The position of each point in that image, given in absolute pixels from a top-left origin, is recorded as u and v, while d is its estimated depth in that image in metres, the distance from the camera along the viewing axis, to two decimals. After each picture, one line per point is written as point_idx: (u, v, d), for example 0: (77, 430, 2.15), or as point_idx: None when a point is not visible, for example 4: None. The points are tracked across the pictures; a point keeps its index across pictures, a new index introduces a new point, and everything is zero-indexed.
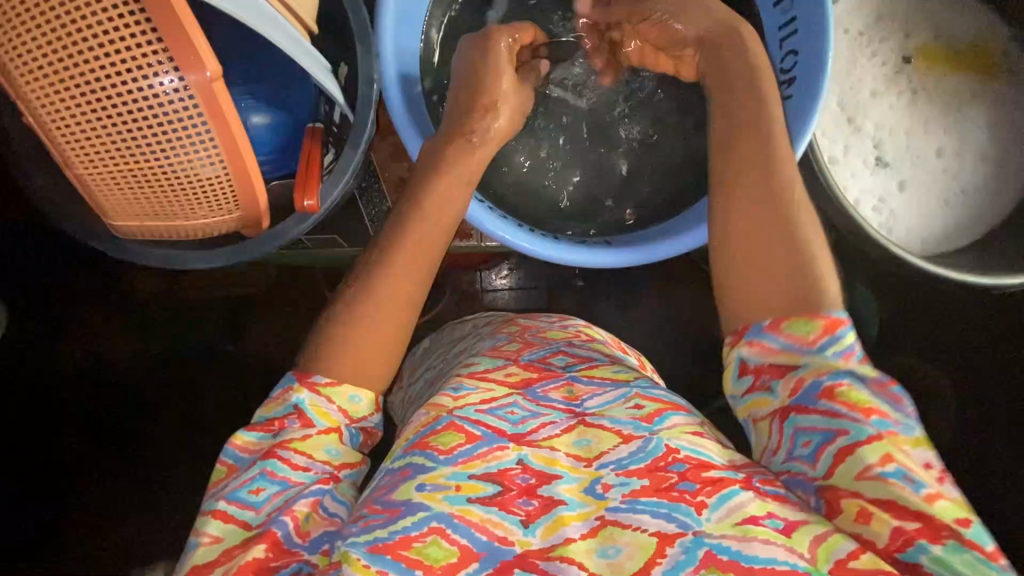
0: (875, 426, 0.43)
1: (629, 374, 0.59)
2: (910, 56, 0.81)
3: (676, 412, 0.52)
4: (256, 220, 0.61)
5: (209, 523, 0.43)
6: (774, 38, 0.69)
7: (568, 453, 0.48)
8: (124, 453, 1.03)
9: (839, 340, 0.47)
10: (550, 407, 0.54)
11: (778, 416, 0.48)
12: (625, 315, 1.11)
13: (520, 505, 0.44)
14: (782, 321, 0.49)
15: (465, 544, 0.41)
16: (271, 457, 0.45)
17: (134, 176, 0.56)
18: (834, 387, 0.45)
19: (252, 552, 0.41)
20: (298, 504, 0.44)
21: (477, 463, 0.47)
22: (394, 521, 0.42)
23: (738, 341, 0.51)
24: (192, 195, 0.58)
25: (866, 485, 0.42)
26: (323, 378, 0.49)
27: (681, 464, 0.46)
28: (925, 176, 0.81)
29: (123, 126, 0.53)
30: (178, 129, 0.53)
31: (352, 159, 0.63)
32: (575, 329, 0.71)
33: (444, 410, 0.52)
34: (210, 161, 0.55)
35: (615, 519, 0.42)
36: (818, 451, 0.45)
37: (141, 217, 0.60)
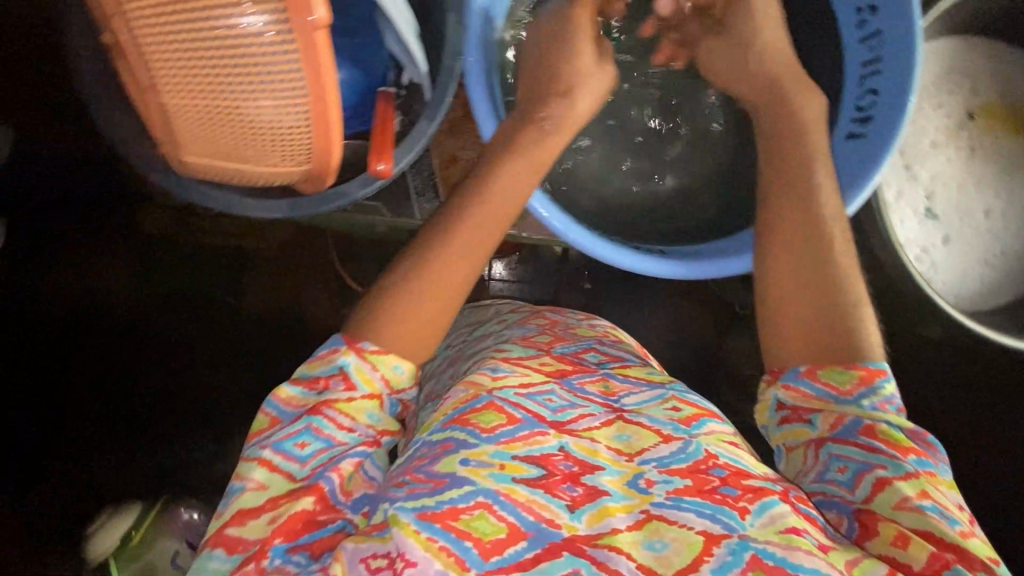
0: (912, 465, 0.46)
1: (662, 378, 0.60)
2: (973, 114, 0.84)
3: (712, 419, 0.53)
4: (325, 175, 0.60)
5: (254, 470, 0.42)
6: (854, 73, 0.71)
7: (609, 446, 0.48)
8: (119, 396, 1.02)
9: (877, 390, 0.48)
10: (587, 399, 0.54)
11: (814, 445, 0.50)
12: (632, 321, 1.13)
13: (565, 491, 0.44)
14: (817, 368, 0.51)
15: (512, 522, 0.41)
16: (317, 414, 0.44)
17: (215, 115, 0.53)
18: (873, 425, 0.47)
19: (301, 503, 0.41)
20: (344, 462, 0.44)
21: (519, 445, 0.46)
22: (439, 492, 0.42)
23: (773, 381, 0.54)
24: (271, 141, 0.56)
25: (903, 514, 0.44)
26: (370, 345, 0.47)
27: (721, 469, 0.46)
28: (971, 235, 0.84)
29: (213, 63, 0.50)
30: (270, 74, 0.50)
31: (426, 131, 0.61)
32: (602, 330, 0.70)
33: (484, 389, 0.52)
34: (298, 111, 0.53)
35: (661, 515, 0.42)
36: (856, 478, 0.47)
37: (212, 155, 0.58)
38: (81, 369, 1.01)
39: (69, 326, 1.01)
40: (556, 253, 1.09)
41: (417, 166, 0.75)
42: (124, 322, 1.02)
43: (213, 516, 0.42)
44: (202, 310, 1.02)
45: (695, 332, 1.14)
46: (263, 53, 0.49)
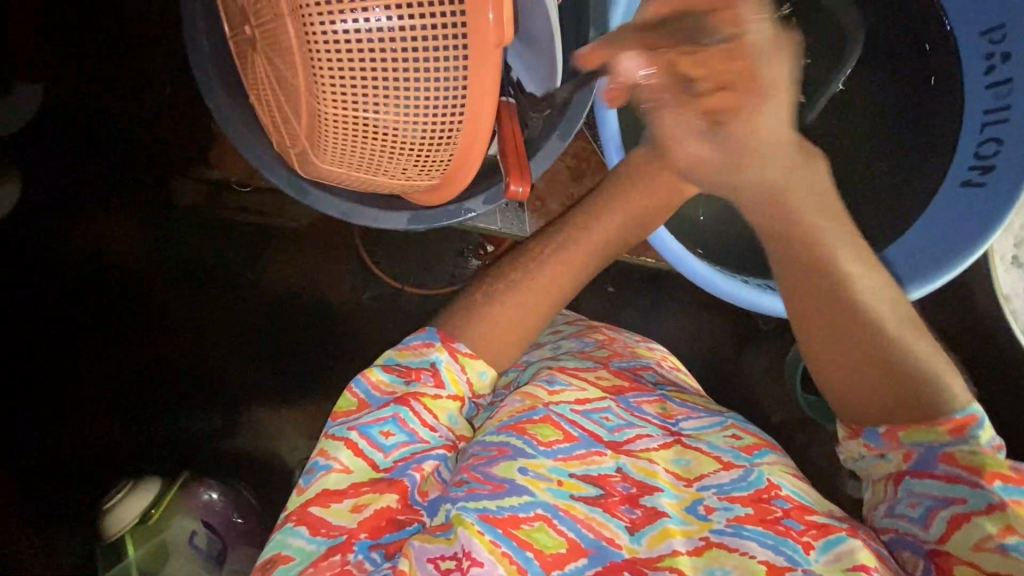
0: (997, 494, 0.44)
1: (720, 407, 0.58)
2: None
3: (772, 450, 0.52)
4: (453, 191, 0.60)
5: (341, 450, 0.44)
6: (973, 119, 0.68)
7: (667, 469, 0.48)
8: (122, 364, 0.97)
9: (969, 439, 0.45)
10: (644, 419, 0.53)
11: (893, 480, 0.49)
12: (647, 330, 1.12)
13: (624, 512, 0.44)
14: (897, 429, 0.48)
15: (573, 538, 0.41)
16: (405, 405, 0.45)
17: (365, 121, 0.52)
18: (953, 455, 0.46)
19: (385, 499, 0.43)
20: (427, 463, 0.45)
21: (576, 463, 0.47)
22: (500, 497, 0.42)
23: (849, 434, 0.51)
24: (414, 153, 0.55)
25: (983, 556, 0.43)
26: (464, 347, 0.49)
27: (784, 501, 0.45)
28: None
29: (379, 69, 0.50)
30: (431, 81, 0.50)
31: (557, 149, 0.64)
32: (660, 353, 0.69)
33: (540, 401, 0.51)
34: (451, 124, 0.53)
35: (721, 542, 0.42)
36: (929, 514, 0.46)
37: (350, 166, 0.56)
38: (101, 330, 0.96)
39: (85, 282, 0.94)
40: None
41: None
42: (132, 290, 0.96)
43: (297, 491, 0.43)
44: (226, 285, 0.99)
45: (710, 344, 1.12)
46: (431, 60, 0.50)
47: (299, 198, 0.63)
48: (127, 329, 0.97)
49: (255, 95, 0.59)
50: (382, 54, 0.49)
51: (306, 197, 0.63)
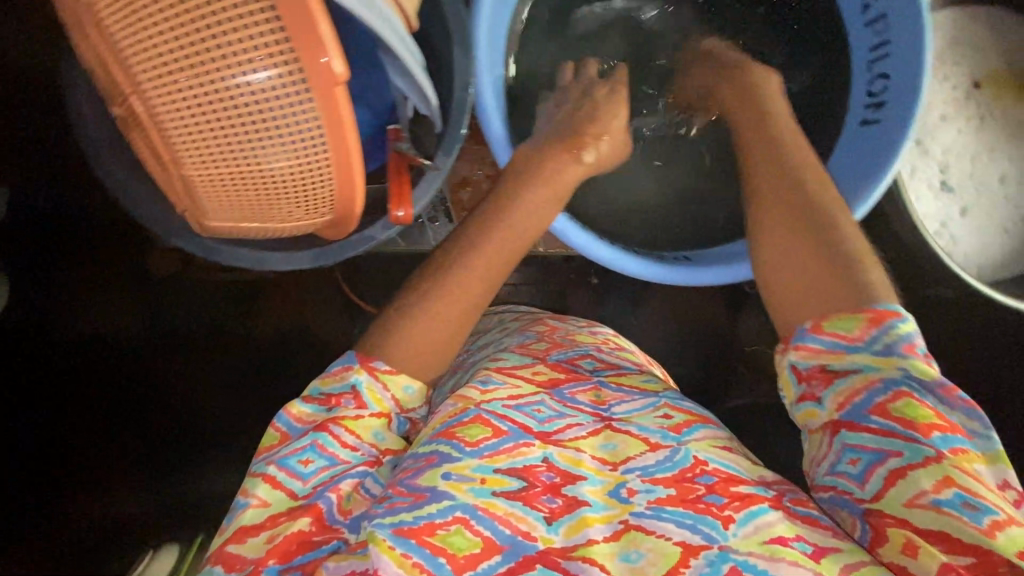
0: (934, 447, 0.42)
1: (658, 385, 0.58)
2: (980, 82, 0.79)
3: (704, 425, 0.51)
4: (348, 224, 0.60)
5: (258, 486, 0.45)
6: (863, 57, 0.71)
7: (594, 456, 0.48)
8: (119, 425, 0.99)
9: (890, 330, 0.45)
10: (576, 409, 0.53)
11: (830, 430, 0.47)
12: (633, 318, 1.12)
13: (544, 502, 0.44)
14: (821, 321, 0.47)
15: (489, 536, 0.42)
16: (324, 431, 0.47)
17: (244, 175, 0.54)
18: (886, 402, 0.44)
19: (298, 524, 0.44)
20: (344, 483, 0.47)
21: (502, 458, 0.47)
22: (419, 507, 0.43)
23: (784, 347, 0.50)
24: (297, 197, 0.57)
25: (915, 512, 0.42)
26: (383, 365, 0.50)
27: (709, 476, 0.45)
28: (989, 204, 0.79)
29: (241, 125, 0.51)
30: (290, 128, 0.51)
31: (434, 179, 0.65)
32: (604, 336, 0.69)
33: (472, 402, 0.51)
34: (318, 166, 0.53)
35: (638, 525, 0.42)
36: (867, 471, 0.44)
37: (243, 217, 0.59)
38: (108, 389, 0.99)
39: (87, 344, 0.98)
40: (558, 255, 1.08)
41: None
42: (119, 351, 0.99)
43: (217, 532, 0.45)
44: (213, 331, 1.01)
45: (699, 328, 1.12)
46: (284, 110, 0.49)
47: (209, 255, 0.67)
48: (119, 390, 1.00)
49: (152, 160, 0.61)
50: (233, 117, 0.51)
51: (217, 254, 0.67)
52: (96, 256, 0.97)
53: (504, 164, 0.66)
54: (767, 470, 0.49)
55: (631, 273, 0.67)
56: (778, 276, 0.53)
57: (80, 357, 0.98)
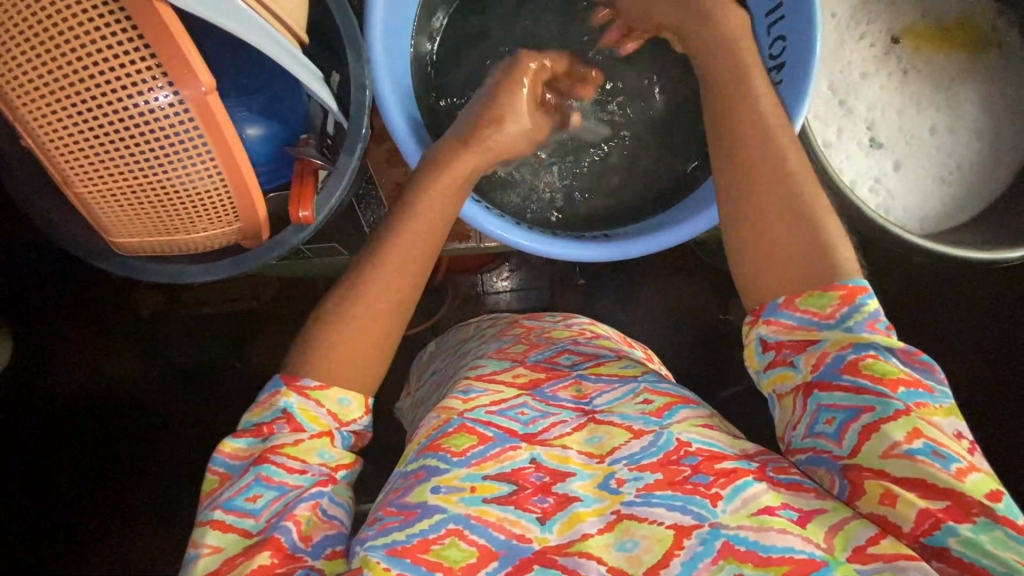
0: (902, 400, 0.44)
1: (636, 369, 0.58)
2: (898, 37, 0.82)
3: (685, 406, 0.52)
4: (257, 231, 0.59)
5: (207, 534, 0.45)
6: (762, 22, 0.71)
7: (580, 451, 0.48)
8: (140, 470, 1.05)
9: (861, 307, 0.47)
10: (559, 406, 0.53)
11: (803, 394, 0.48)
12: (624, 309, 1.14)
13: (536, 503, 0.44)
14: (795, 297, 0.50)
15: (484, 544, 0.42)
16: (265, 462, 0.47)
17: (130, 194, 0.53)
18: (857, 359, 0.46)
19: (257, 559, 0.44)
20: (299, 508, 0.46)
21: (490, 463, 0.47)
22: (411, 524, 0.43)
23: (756, 321, 0.52)
24: (191, 209, 0.55)
25: (892, 463, 0.43)
26: (311, 382, 0.51)
27: (694, 457, 0.46)
28: (921, 155, 0.82)
29: (118, 145, 0.50)
30: (172, 142, 0.50)
31: (348, 165, 0.63)
32: (580, 327, 0.69)
33: (455, 412, 0.51)
34: (207, 173, 0.52)
35: (631, 514, 0.43)
36: (843, 428, 0.45)
37: (142, 235, 0.57)
38: (121, 441, 1.04)
39: (94, 402, 1.03)
40: (538, 255, 1.09)
41: (363, 202, 0.76)
42: (128, 400, 1.04)
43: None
44: (208, 372, 1.06)
45: (685, 311, 1.15)
46: (161, 124, 0.49)
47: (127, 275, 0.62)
48: (129, 441, 1.05)
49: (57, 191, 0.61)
50: (109, 130, 0.50)
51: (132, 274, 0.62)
52: (88, 319, 1.02)
53: (415, 165, 0.66)
54: (749, 441, 0.50)
55: (603, 258, 0.67)
56: (748, 244, 0.54)
57: (90, 414, 1.04)
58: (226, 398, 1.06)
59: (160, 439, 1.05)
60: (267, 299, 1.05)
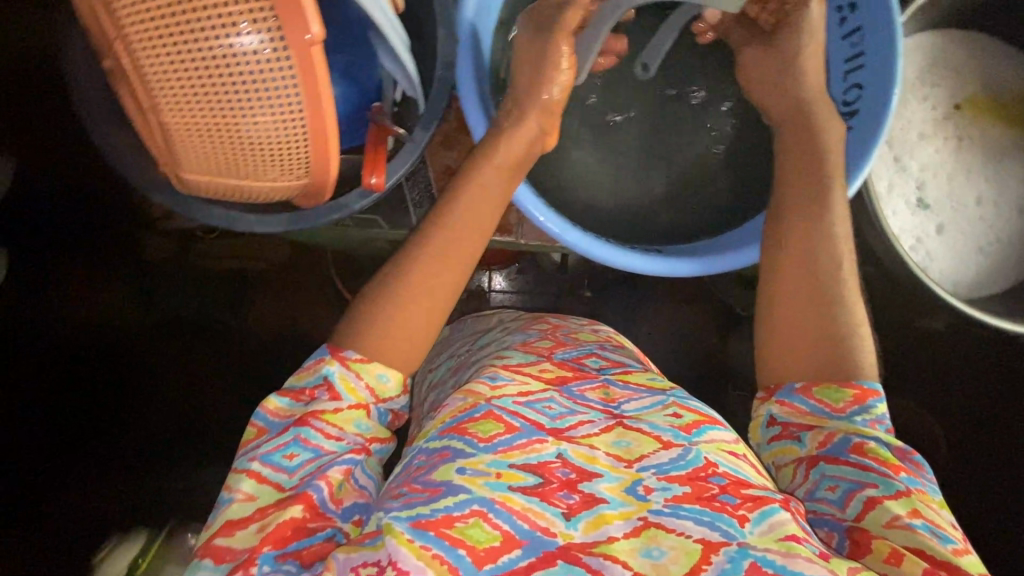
0: (903, 483, 0.48)
1: (664, 384, 0.58)
2: (959, 104, 0.84)
3: (713, 427, 0.51)
4: (321, 187, 0.59)
5: (243, 481, 0.44)
6: (837, 69, 0.72)
7: (608, 453, 0.47)
8: (122, 405, 1.03)
9: (869, 409, 0.51)
10: (587, 406, 0.53)
11: (807, 464, 0.52)
12: (629, 325, 1.14)
13: (562, 498, 0.43)
14: (812, 386, 0.53)
15: (508, 530, 0.41)
16: (305, 425, 0.46)
17: (212, 130, 0.52)
18: (863, 444, 0.50)
19: (290, 511, 0.43)
20: (333, 470, 0.46)
21: (516, 453, 0.46)
22: (435, 500, 0.42)
23: (768, 399, 0.57)
24: (269, 156, 0.55)
25: (894, 532, 0.45)
26: (354, 353, 0.51)
27: (721, 478, 0.46)
28: (964, 223, 0.83)
29: (213, 79, 0.49)
30: (267, 86, 0.50)
31: (421, 140, 0.62)
32: (605, 335, 0.69)
33: (482, 398, 0.50)
34: (294, 124, 0.52)
35: (659, 522, 0.42)
36: (846, 497, 0.48)
37: (212, 174, 0.57)
38: (103, 381, 1.03)
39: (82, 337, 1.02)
40: (552, 263, 1.09)
41: (412, 178, 0.75)
42: (118, 342, 1.03)
43: (203, 526, 0.44)
44: (207, 328, 1.05)
45: (685, 341, 1.15)
46: (262, 67, 0.49)
47: (183, 211, 0.63)
48: (111, 382, 1.03)
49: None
50: (207, 65, 0.49)
51: (189, 211, 0.63)
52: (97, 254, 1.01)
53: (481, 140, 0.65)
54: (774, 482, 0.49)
55: (656, 273, 0.67)
56: (773, 308, 0.58)
57: (76, 348, 1.02)
58: (221, 356, 1.05)
59: (149, 379, 1.05)
60: (277, 262, 1.06)
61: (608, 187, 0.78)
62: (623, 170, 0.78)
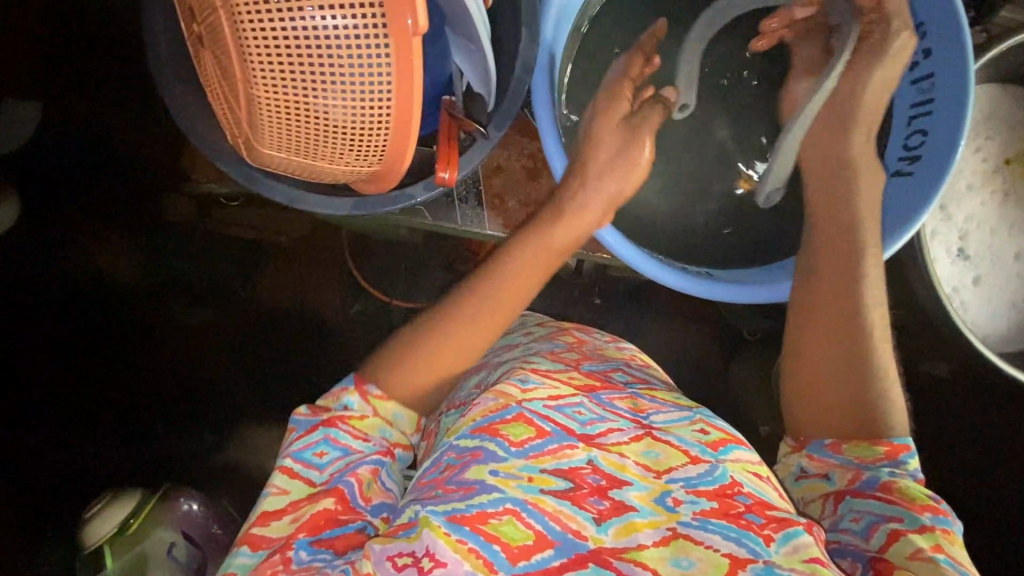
0: (928, 520, 0.49)
1: (690, 402, 0.58)
2: (1011, 159, 0.84)
3: (740, 446, 0.51)
4: (389, 175, 0.60)
5: (277, 476, 0.48)
6: (901, 115, 0.71)
7: (637, 462, 0.48)
8: (134, 358, 1.05)
9: (900, 464, 0.52)
10: (616, 414, 0.53)
11: (834, 499, 0.53)
12: (639, 335, 1.14)
13: (592, 504, 0.44)
14: (843, 443, 0.54)
15: (540, 529, 0.42)
16: (333, 426, 0.50)
17: (300, 107, 0.54)
18: (890, 482, 0.51)
19: (322, 503, 0.46)
20: (362, 469, 0.48)
21: (548, 458, 0.47)
22: (470, 497, 0.43)
23: (797, 449, 0.57)
24: (348, 141, 0.56)
25: (917, 564, 0.46)
26: (376, 390, 0.52)
27: (746, 497, 0.46)
28: (1004, 277, 0.84)
29: (312, 56, 0.51)
30: (360, 71, 0.52)
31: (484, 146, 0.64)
32: (630, 353, 0.69)
33: (512, 399, 0.50)
34: (378, 111, 0.54)
35: (687, 534, 0.43)
36: (870, 528, 0.50)
37: (288, 153, 0.58)
38: (114, 333, 1.05)
39: (103, 287, 1.04)
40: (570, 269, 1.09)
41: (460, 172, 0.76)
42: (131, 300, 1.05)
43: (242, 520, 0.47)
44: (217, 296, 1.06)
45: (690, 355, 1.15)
46: (362, 48, 0.51)
47: (251, 186, 0.66)
48: (120, 337, 1.05)
49: (203, 86, 0.61)
50: (307, 46, 0.51)
51: (255, 185, 0.65)
52: (125, 209, 1.03)
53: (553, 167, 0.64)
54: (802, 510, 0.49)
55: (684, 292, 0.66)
56: (798, 354, 0.59)
57: (93, 297, 1.04)
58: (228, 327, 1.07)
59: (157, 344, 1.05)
60: (294, 237, 1.05)
61: (649, 200, 0.78)
62: (664, 184, 0.78)
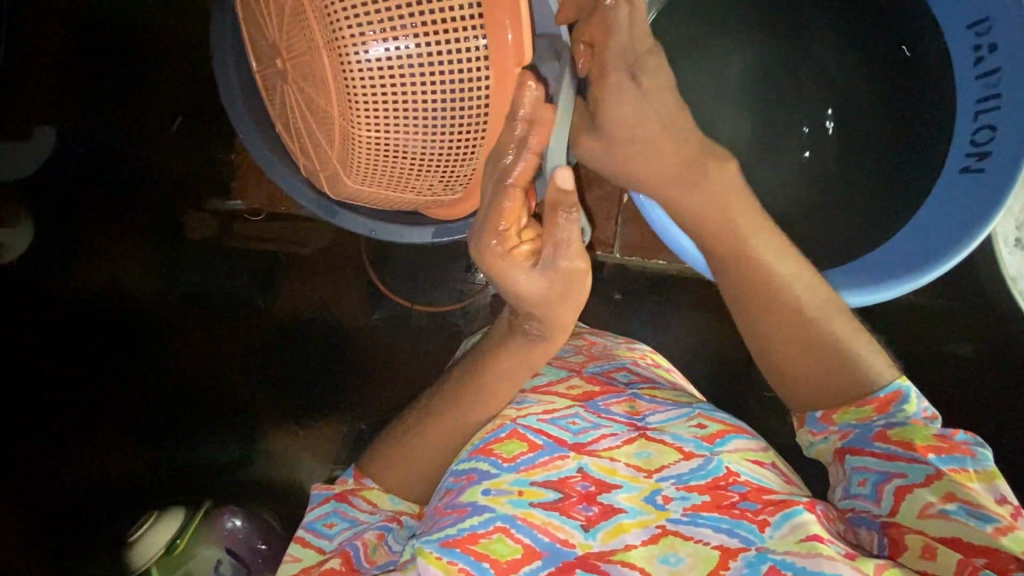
0: (933, 465, 0.46)
1: (691, 400, 0.57)
2: None
3: (738, 435, 0.51)
4: (469, 201, 0.62)
5: (291, 545, 0.52)
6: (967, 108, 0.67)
7: (628, 464, 0.48)
8: None
9: (895, 415, 0.49)
10: (611, 419, 0.52)
11: (839, 459, 0.51)
12: (650, 339, 1.03)
13: (580, 511, 0.45)
14: (832, 412, 0.51)
15: (529, 543, 0.43)
16: (343, 500, 0.54)
17: (391, 141, 0.54)
18: (885, 429, 0.49)
19: (330, 564, 0.49)
20: (369, 534, 0.52)
21: (538, 471, 0.47)
22: (462, 520, 0.44)
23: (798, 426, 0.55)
24: (438, 171, 0.57)
25: (929, 524, 0.44)
26: (372, 482, 0.56)
27: (742, 485, 0.46)
28: None
29: (414, 91, 0.51)
30: (457, 103, 0.52)
31: None
32: (642, 352, 0.64)
33: (508, 418, 0.52)
34: (470, 140, 0.54)
35: (676, 530, 0.44)
36: (877, 490, 0.47)
37: (378, 185, 0.58)
38: None
39: None
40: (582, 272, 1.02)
41: None
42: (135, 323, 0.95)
43: None
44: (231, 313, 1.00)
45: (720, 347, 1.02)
46: (457, 80, 0.50)
47: (329, 218, 0.66)
48: None
49: (279, 120, 0.61)
50: (408, 81, 0.51)
51: (335, 218, 0.66)
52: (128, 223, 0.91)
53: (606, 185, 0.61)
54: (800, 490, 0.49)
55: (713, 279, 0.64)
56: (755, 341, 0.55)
57: None
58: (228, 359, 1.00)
59: (161, 366, 0.93)
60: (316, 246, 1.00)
61: None
62: None
